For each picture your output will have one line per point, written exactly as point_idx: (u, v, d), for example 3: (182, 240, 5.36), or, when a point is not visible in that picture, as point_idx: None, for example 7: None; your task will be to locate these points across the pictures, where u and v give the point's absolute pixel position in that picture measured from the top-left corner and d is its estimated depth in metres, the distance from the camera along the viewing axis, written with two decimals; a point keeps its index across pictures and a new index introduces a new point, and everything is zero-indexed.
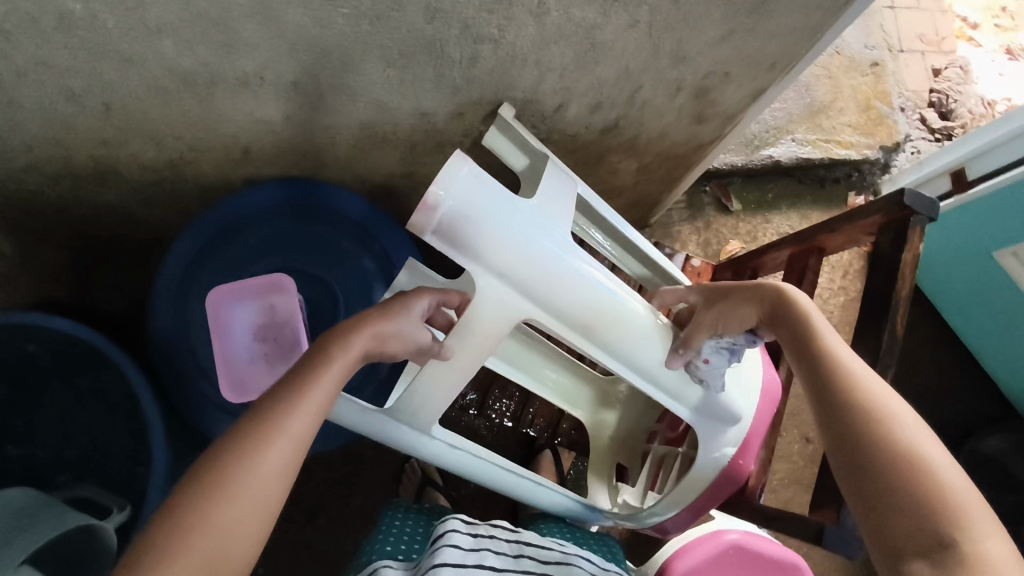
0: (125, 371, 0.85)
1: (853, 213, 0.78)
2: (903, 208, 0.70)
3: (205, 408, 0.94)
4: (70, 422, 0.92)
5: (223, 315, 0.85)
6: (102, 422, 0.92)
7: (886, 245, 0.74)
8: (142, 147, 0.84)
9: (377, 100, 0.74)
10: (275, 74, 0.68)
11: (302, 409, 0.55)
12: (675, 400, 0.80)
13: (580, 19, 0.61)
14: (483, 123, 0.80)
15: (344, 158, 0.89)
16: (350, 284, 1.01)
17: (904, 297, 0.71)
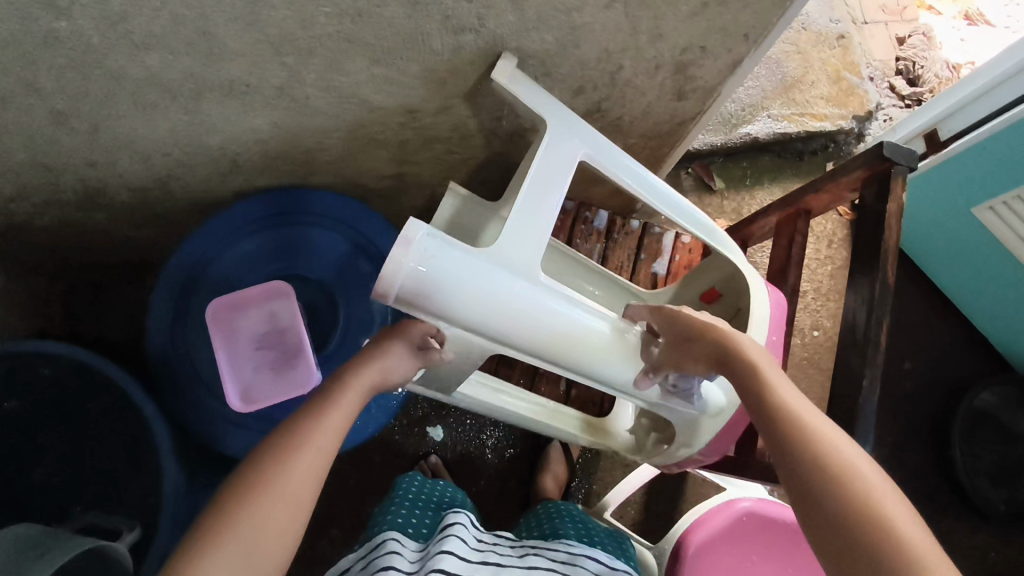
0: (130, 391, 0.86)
1: (836, 170, 0.80)
2: (885, 160, 0.73)
3: (212, 422, 0.94)
4: (77, 448, 0.92)
5: (225, 324, 0.85)
6: (108, 446, 0.91)
7: (871, 202, 0.76)
8: (130, 166, 0.84)
9: (363, 100, 0.74)
10: (261, 80, 0.68)
11: (327, 424, 0.59)
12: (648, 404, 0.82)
13: (559, 3, 0.62)
14: (468, 115, 0.82)
15: (333, 162, 0.90)
16: (348, 287, 1.01)
17: (893, 249, 0.73)
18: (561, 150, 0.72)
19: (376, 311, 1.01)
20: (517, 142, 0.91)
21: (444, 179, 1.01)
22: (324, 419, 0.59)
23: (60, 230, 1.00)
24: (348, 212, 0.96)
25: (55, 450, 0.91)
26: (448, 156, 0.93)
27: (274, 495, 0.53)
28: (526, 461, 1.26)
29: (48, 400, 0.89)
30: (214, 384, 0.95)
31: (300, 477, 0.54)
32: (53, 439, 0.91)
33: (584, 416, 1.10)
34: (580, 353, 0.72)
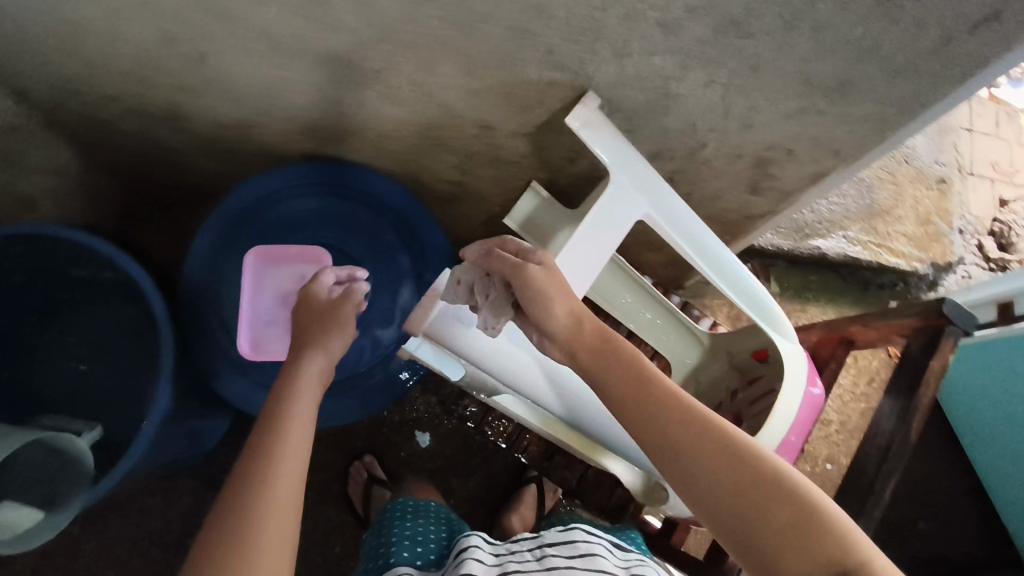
0: (154, 307, 0.83)
1: (888, 311, 0.78)
2: (941, 316, 0.70)
3: (217, 361, 0.95)
4: (90, 342, 0.93)
5: (259, 275, 0.87)
6: (121, 348, 0.92)
7: (916, 354, 0.73)
8: (221, 103, 0.87)
9: (449, 105, 0.76)
10: (362, 61, 0.71)
11: (299, 420, 0.63)
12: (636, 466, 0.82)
13: (659, 67, 0.62)
14: (543, 147, 0.83)
15: (406, 153, 0.93)
16: (381, 274, 1.02)
17: (926, 404, 0.70)
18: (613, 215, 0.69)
19: (400, 306, 1.02)
20: (584, 187, 0.92)
21: (505, 201, 1.02)
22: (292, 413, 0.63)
23: (144, 139, 1.05)
24: (408, 207, 0.99)
25: (70, 337, 0.93)
26: (514, 181, 0.95)
27: (275, 482, 0.54)
28: (498, 498, 1.24)
29: (73, 287, 0.89)
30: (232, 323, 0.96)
31: (287, 465, 0.57)
32: (70, 324, 0.92)
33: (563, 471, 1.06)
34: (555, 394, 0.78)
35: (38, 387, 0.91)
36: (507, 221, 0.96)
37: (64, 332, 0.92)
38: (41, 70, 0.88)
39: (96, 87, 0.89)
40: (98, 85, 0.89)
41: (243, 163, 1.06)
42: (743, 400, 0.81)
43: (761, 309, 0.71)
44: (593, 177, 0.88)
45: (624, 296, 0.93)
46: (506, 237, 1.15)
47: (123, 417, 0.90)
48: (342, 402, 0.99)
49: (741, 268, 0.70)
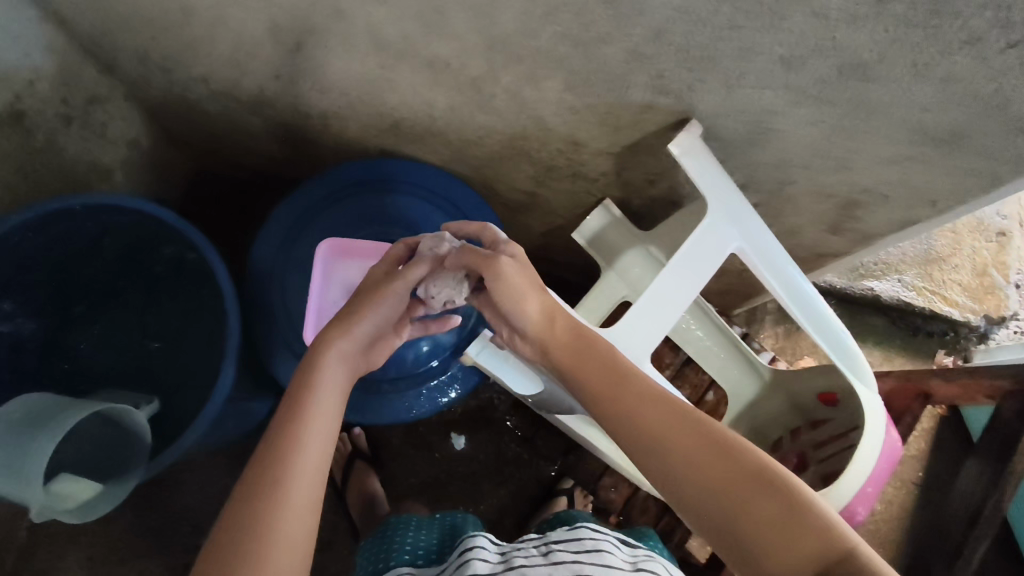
0: (224, 287, 0.84)
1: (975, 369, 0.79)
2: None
3: (275, 352, 0.94)
4: (157, 323, 0.94)
5: (329, 267, 0.88)
6: (187, 331, 0.93)
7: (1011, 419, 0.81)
8: (306, 92, 0.88)
9: (540, 117, 0.76)
10: (461, 66, 0.71)
11: (321, 399, 0.59)
12: None
13: (767, 102, 0.62)
14: (624, 167, 0.83)
15: (482, 159, 0.93)
16: None
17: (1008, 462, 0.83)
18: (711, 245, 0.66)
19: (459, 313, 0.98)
20: (658, 210, 0.91)
21: (571, 215, 1.02)
22: (314, 393, 0.59)
23: (220, 119, 1.07)
24: (479, 215, 0.98)
25: (139, 316, 0.94)
26: (586, 196, 0.94)
27: (289, 476, 0.52)
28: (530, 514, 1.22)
29: (149, 266, 0.91)
30: (293, 313, 0.95)
31: (302, 463, 0.53)
32: (140, 304, 0.94)
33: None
34: None
35: (104, 363, 0.93)
36: (575, 235, 0.95)
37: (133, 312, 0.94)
38: (134, 45, 0.89)
39: (186, 65, 0.90)
40: (188, 63, 0.90)
41: (314, 151, 1.07)
42: (808, 441, 0.81)
43: (841, 350, 0.70)
44: (670, 201, 0.87)
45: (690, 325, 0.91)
46: (565, 248, 1.15)
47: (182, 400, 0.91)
48: (393, 402, 0.94)
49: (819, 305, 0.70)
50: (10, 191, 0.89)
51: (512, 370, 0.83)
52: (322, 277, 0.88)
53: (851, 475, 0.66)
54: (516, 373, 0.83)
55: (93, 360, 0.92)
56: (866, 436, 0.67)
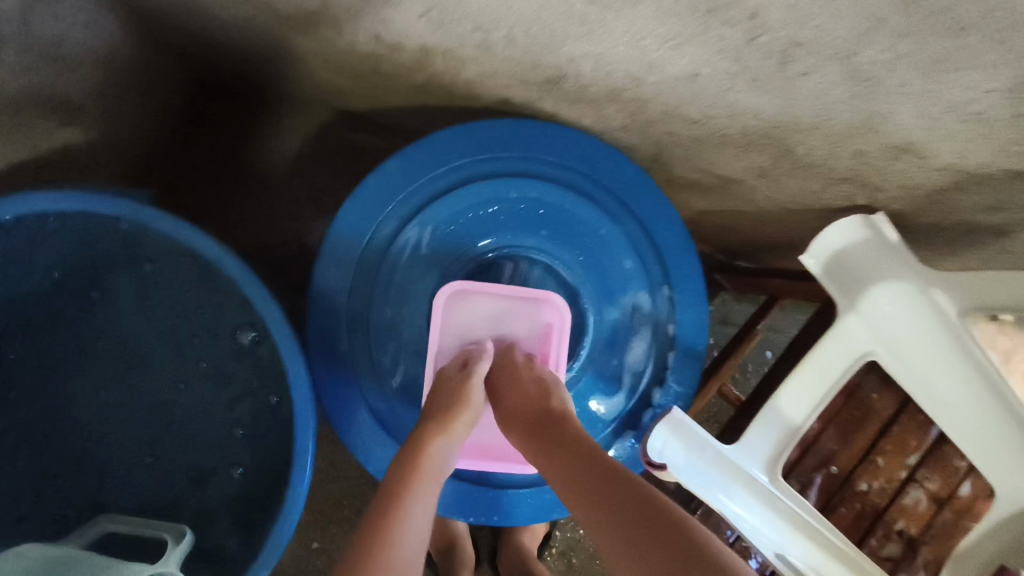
0: (292, 359, 0.57)
1: None
2: None
3: (356, 424, 0.64)
4: (161, 402, 0.63)
5: (452, 318, 0.59)
6: (215, 407, 0.64)
7: None
8: (411, 20, 0.51)
9: (881, 113, 0.41)
10: (786, 27, 0.35)
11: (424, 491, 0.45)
12: None
13: None
14: (955, 187, 0.49)
15: (678, 137, 0.58)
16: (607, 312, 0.67)
17: None
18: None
19: (627, 368, 0.68)
20: (953, 233, 0.59)
21: (776, 209, 0.69)
22: (427, 485, 0.46)
23: (247, 35, 0.69)
24: (660, 220, 0.65)
25: (132, 389, 0.63)
26: (833, 198, 0.60)
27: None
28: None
29: (156, 305, 0.63)
30: (380, 359, 0.65)
31: None
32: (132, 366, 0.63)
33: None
34: None
35: (76, 455, 0.62)
36: (806, 258, 0.63)
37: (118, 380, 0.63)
38: None
39: None
40: None
41: (389, 89, 0.70)
42: None
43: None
44: (996, 231, 0.54)
45: (972, 418, 0.62)
46: (731, 228, 0.82)
47: (228, 491, 0.63)
48: (535, 495, 0.67)
49: None
50: None
51: (706, 471, 0.61)
52: (442, 325, 0.59)
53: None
54: (719, 476, 0.61)
55: (63, 447, 0.62)
56: None
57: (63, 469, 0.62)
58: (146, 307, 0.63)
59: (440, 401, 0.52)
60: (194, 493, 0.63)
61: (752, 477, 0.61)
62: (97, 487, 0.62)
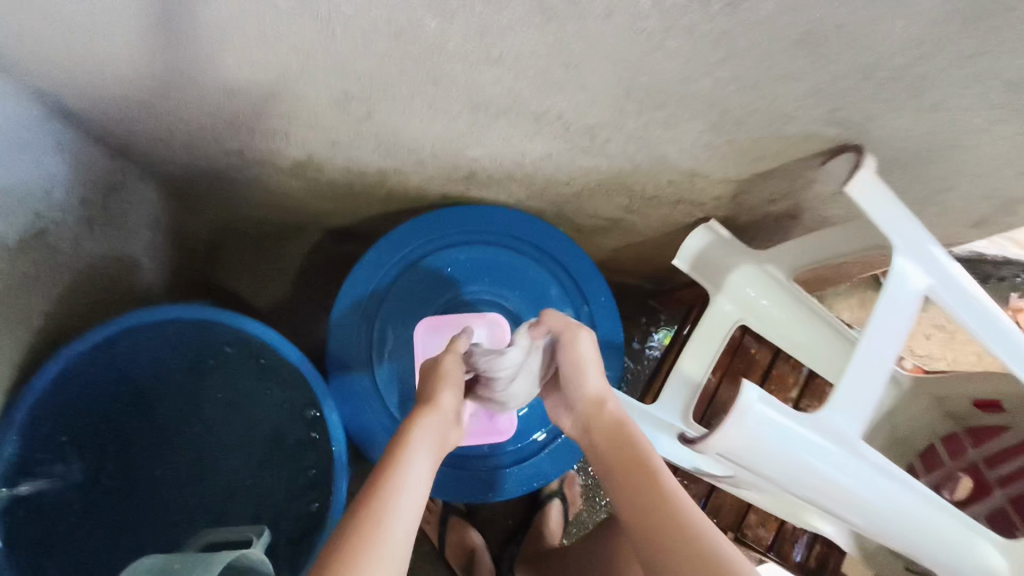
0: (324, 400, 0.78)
1: None
2: None
3: (374, 437, 0.85)
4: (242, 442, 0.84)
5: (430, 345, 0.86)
6: (280, 446, 0.85)
7: None
8: (367, 154, 0.77)
9: (663, 155, 0.67)
10: (580, 118, 0.61)
11: (420, 449, 0.57)
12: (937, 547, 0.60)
13: (964, 123, 0.53)
14: (740, 191, 0.74)
15: (565, 196, 0.84)
16: None
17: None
18: (902, 300, 0.57)
19: None
20: (768, 224, 0.83)
21: (658, 234, 0.94)
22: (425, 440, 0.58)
23: (251, 186, 0.95)
24: (569, 254, 0.90)
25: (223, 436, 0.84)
26: (684, 216, 0.85)
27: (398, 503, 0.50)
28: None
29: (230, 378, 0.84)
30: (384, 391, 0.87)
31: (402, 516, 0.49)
32: (220, 424, 0.85)
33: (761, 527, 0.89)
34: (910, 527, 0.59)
35: (182, 494, 0.82)
36: (677, 260, 0.86)
37: (213, 434, 0.85)
38: (159, 126, 0.76)
39: (220, 139, 0.78)
40: (224, 137, 0.78)
41: (362, 203, 0.96)
42: (976, 455, 0.77)
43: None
44: (788, 215, 0.79)
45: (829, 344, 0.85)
46: (637, 258, 1.07)
47: (292, 508, 0.82)
48: (518, 468, 0.88)
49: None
50: (48, 316, 0.78)
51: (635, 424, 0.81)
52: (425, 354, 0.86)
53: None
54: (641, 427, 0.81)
55: (173, 493, 0.82)
56: None
57: (175, 507, 0.81)
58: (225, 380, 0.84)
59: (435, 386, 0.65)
60: (272, 512, 0.83)
61: (667, 423, 0.82)
62: (200, 517, 0.82)
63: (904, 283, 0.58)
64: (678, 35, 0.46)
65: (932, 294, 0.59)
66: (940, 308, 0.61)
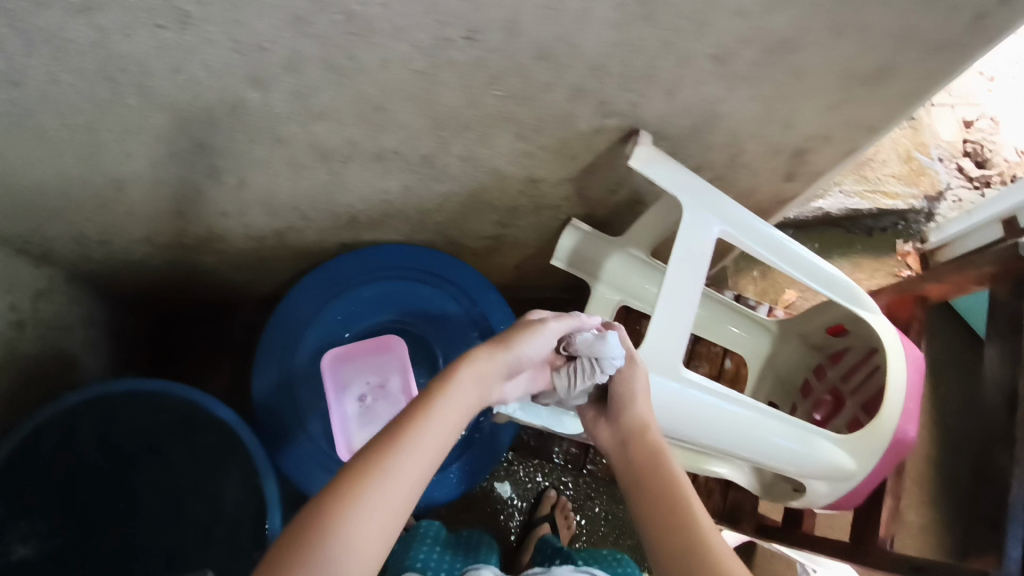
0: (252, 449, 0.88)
1: (960, 264, 0.88)
2: (1019, 259, 0.80)
3: (305, 468, 0.94)
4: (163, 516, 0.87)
5: (340, 377, 0.92)
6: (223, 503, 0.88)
7: (1007, 300, 0.84)
8: (258, 217, 0.88)
9: (497, 167, 0.78)
10: (412, 149, 0.72)
11: (450, 400, 0.60)
12: (809, 458, 0.75)
13: (708, 94, 0.65)
14: (582, 187, 0.86)
15: (444, 222, 0.95)
16: (453, 346, 1.04)
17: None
18: (699, 250, 0.72)
19: None
20: (623, 212, 0.95)
21: (541, 241, 1.05)
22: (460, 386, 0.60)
23: (171, 269, 1.05)
24: (462, 274, 1.02)
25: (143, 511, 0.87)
26: (552, 221, 0.97)
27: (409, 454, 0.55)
28: (606, 541, 1.24)
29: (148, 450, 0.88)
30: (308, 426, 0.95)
31: (412, 472, 0.54)
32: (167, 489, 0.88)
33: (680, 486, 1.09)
34: (782, 441, 0.74)
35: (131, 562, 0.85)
36: (554, 261, 0.97)
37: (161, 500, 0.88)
38: (68, 229, 0.86)
39: (126, 231, 0.88)
40: (130, 228, 0.87)
41: (276, 265, 1.07)
42: (835, 376, 0.89)
43: (847, 295, 0.78)
44: (633, 200, 0.91)
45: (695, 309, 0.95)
46: (539, 272, 1.17)
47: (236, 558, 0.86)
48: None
49: (830, 268, 0.77)
50: None
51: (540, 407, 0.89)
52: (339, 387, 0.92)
53: (891, 401, 0.75)
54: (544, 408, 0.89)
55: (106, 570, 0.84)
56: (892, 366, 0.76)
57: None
58: (142, 454, 0.88)
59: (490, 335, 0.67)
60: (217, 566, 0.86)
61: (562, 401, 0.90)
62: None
63: (706, 234, 0.72)
64: (444, 67, 0.58)
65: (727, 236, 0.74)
66: (739, 248, 0.75)
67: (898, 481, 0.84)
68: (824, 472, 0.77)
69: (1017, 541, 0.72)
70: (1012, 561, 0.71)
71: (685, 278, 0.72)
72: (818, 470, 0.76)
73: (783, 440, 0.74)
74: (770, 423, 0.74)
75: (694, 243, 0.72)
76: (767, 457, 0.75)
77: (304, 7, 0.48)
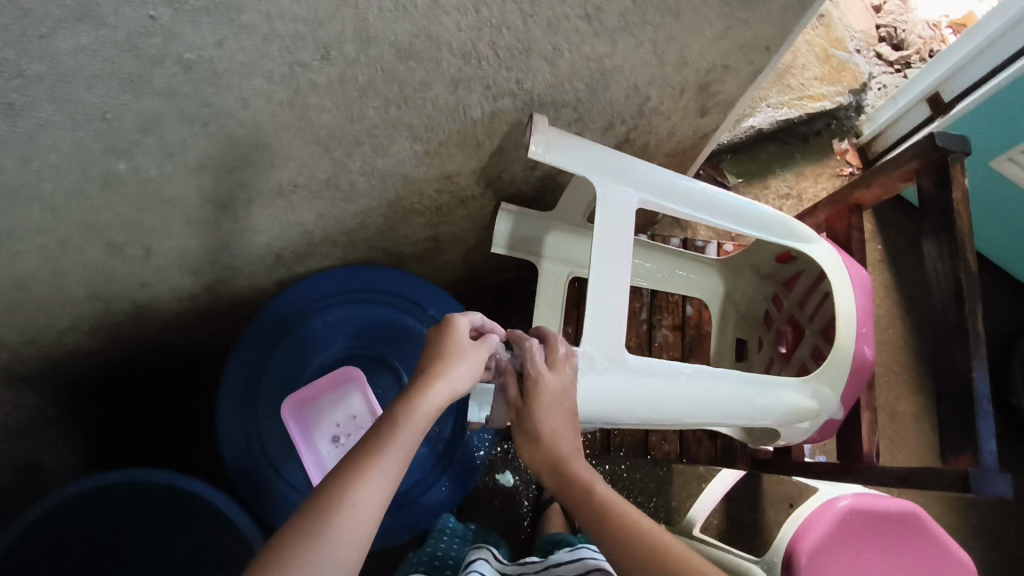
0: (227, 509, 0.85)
1: (886, 165, 0.88)
2: (938, 148, 0.81)
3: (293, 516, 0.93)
4: None
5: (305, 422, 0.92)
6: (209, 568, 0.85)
7: (933, 189, 0.84)
8: (181, 279, 0.84)
9: (404, 173, 0.75)
10: (310, 175, 0.69)
11: (399, 432, 0.56)
12: (777, 396, 0.76)
13: (591, 53, 0.63)
14: (500, 171, 0.83)
15: (374, 235, 0.92)
16: (411, 356, 1.01)
17: (967, 232, 0.80)
18: (618, 219, 0.73)
19: None
20: (550, 183, 0.92)
21: (479, 230, 1.02)
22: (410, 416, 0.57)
23: (113, 350, 1.01)
24: (405, 284, 1.00)
25: None
26: (482, 209, 0.94)
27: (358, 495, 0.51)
28: None
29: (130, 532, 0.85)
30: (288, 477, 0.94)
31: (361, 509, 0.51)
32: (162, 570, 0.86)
33: (667, 443, 1.09)
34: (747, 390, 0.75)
35: None
36: (495, 249, 0.96)
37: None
38: None
39: (47, 327, 0.83)
40: (49, 326, 0.83)
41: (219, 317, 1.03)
42: (791, 304, 0.90)
43: (777, 224, 0.81)
44: (555, 171, 0.89)
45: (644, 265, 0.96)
46: (487, 259, 1.15)
47: None
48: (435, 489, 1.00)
49: (753, 208, 0.80)
50: None
51: None
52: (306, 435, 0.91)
53: (844, 323, 0.78)
54: None
55: None
56: (839, 287, 0.79)
57: None
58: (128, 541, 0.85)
59: (439, 356, 0.64)
60: None
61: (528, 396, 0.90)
62: None
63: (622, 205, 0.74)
64: (309, 92, 0.55)
65: (645, 204, 0.76)
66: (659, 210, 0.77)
67: (871, 395, 0.87)
68: (799, 410, 0.78)
69: (990, 433, 0.74)
70: (988, 454, 0.74)
71: (614, 250, 0.72)
72: (793, 409, 0.77)
73: (748, 388, 0.75)
74: (728, 381, 0.74)
75: (613, 214, 0.73)
76: (739, 413, 0.75)
77: (133, 67, 0.45)
